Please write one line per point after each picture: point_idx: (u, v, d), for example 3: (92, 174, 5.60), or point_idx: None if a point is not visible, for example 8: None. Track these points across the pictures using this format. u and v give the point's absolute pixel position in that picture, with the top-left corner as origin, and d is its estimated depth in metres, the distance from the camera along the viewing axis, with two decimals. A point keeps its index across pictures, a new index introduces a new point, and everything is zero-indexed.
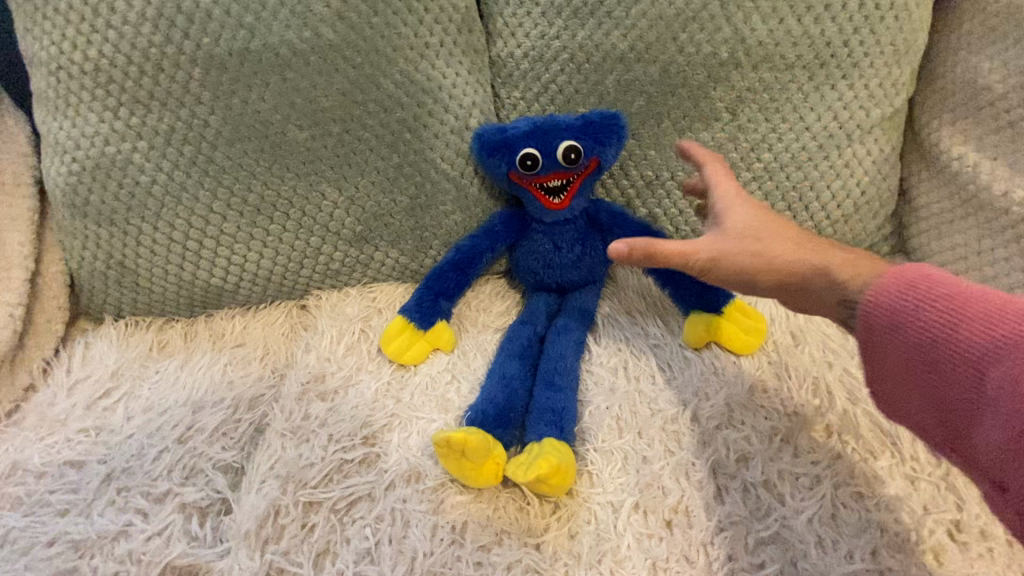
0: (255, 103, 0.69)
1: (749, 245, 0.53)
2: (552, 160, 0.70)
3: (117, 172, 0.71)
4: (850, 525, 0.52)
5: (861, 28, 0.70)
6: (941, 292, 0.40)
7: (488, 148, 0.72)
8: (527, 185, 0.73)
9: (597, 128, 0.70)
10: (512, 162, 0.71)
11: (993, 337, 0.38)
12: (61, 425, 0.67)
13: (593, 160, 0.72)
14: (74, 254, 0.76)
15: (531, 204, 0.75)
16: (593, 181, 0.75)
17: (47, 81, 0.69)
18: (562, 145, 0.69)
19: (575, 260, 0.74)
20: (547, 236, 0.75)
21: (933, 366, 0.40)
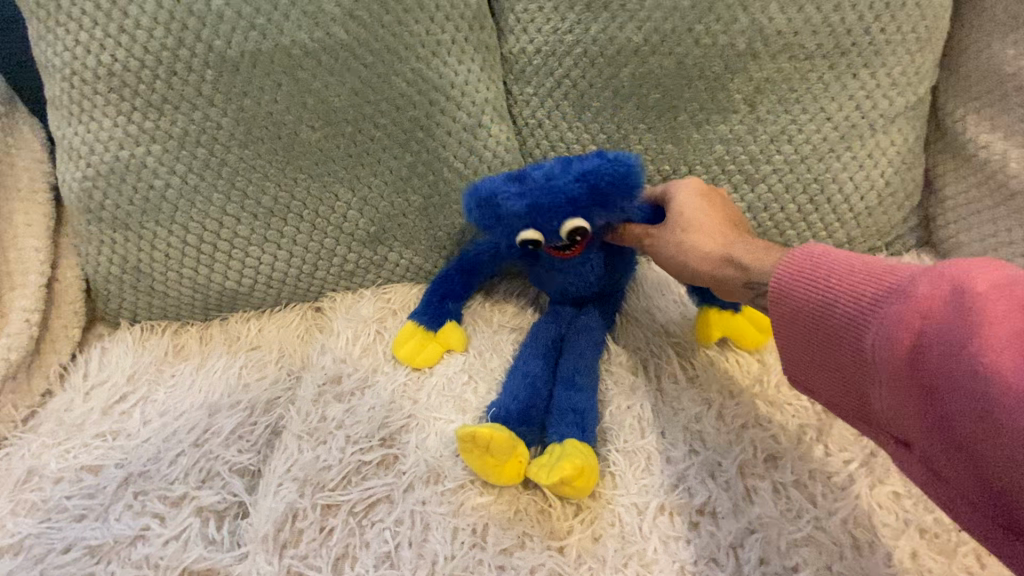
0: (268, 104, 0.69)
1: (682, 228, 0.58)
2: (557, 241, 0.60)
3: (131, 176, 0.71)
4: (887, 526, 0.50)
5: (883, 15, 0.68)
6: (820, 271, 0.44)
7: (480, 221, 0.61)
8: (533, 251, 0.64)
9: (606, 195, 0.58)
10: (511, 241, 0.62)
11: (861, 302, 0.41)
12: (77, 430, 0.67)
13: (602, 219, 0.61)
14: (90, 259, 0.76)
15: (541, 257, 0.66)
16: (608, 228, 0.63)
17: (61, 86, 0.70)
18: (564, 229, 0.59)
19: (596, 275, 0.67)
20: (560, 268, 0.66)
21: (826, 339, 0.44)
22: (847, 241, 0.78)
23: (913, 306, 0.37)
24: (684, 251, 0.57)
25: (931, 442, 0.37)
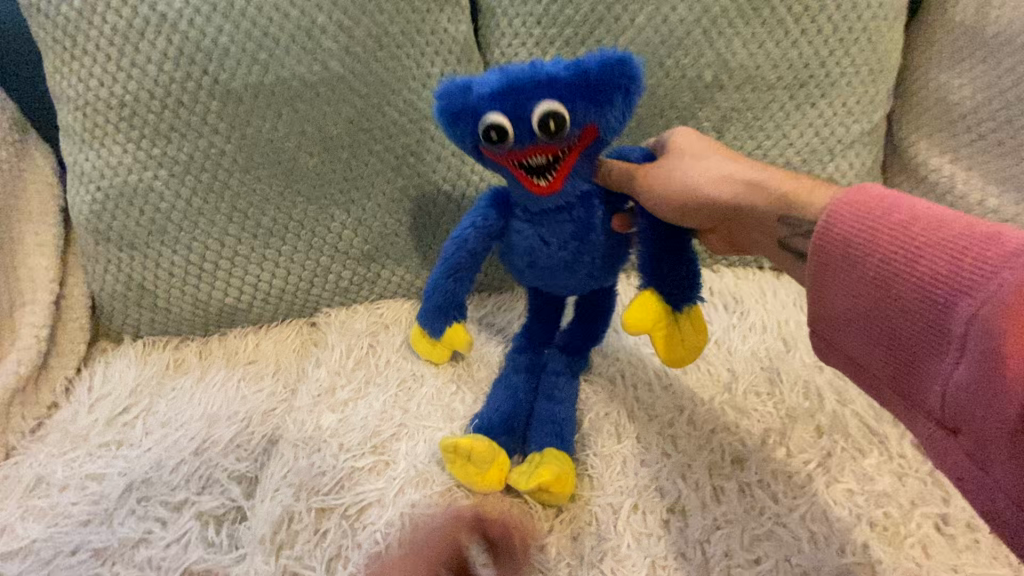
0: (269, 132, 0.74)
1: (699, 164, 0.57)
2: (528, 133, 0.55)
3: (139, 199, 0.75)
4: (842, 520, 0.54)
5: (837, 50, 0.74)
6: (901, 218, 0.39)
7: (454, 112, 0.56)
8: (503, 164, 0.60)
9: (595, 87, 0.54)
10: (477, 133, 0.56)
11: (953, 262, 0.37)
12: (83, 440, 0.70)
13: (588, 127, 0.57)
14: (97, 277, 0.80)
15: (514, 187, 0.62)
16: (591, 157, 0.60)
17: (74, 115, 0.74)
18: (541, 110, 0.54)
19: (570, 258, 0.62)
20: (537, 227, 0.62)
21: (894, 300, 0.39)
22: None
23: None
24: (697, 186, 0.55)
25: (1001, 428, 0.34)
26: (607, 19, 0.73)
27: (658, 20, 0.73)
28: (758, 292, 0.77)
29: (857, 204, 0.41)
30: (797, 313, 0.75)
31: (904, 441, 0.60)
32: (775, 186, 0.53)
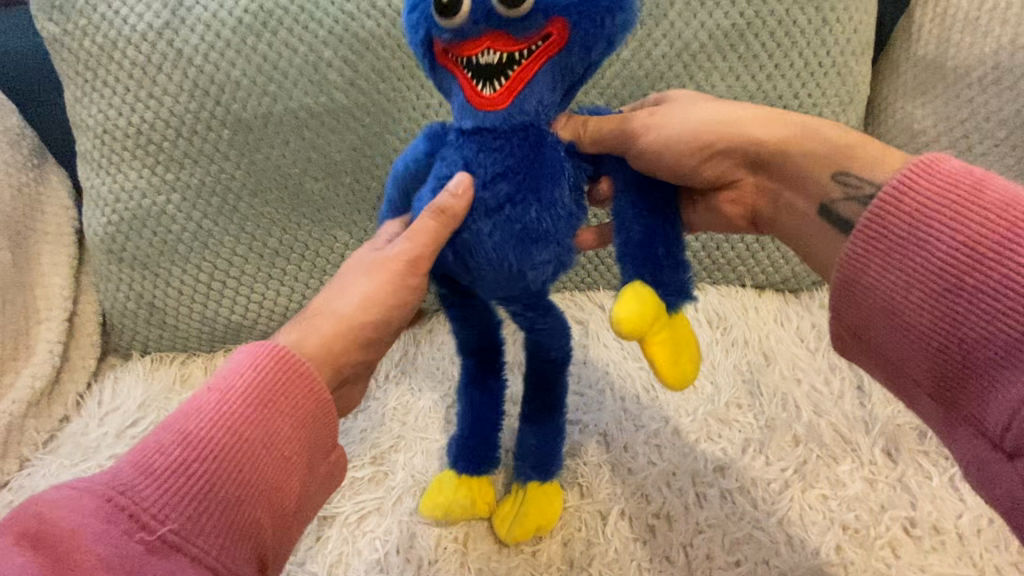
0: (276, 159, 0.78)
1: (728, 110, 0.52)
2: (484, 5, 0.42)
3: (152, 221, 0.80)
4: (816, 524, 0.58)
5: (808, 83, 0.80)
6: (988, 199, 0.39)
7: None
8: (452, 66, 0.47)
9: None
10: (429, 11, 0.44)
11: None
12: (94, 452, 0.73)
13: (558, 29, 0.44)
14: (108, 296, 0.83)
15: (456, 105, 0.48)
16: (561, 70, 0.46)
17: (92, 142, 0.79)
18: None
19: (496, 206, 0.46)
20: (471, 153, 0.47)
21: (955, 296, 0.38)
22: (792, 275, 0.83)
23: None
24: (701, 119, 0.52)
25: None
26: None
27: (641, 55, 0.78)
28: (740, 308, 0.81)
29: (926, 189, 0.40)
30: (777, 328, 0.79)
31: (876, 449, 0.63)
32: (779, 121, 0.52)
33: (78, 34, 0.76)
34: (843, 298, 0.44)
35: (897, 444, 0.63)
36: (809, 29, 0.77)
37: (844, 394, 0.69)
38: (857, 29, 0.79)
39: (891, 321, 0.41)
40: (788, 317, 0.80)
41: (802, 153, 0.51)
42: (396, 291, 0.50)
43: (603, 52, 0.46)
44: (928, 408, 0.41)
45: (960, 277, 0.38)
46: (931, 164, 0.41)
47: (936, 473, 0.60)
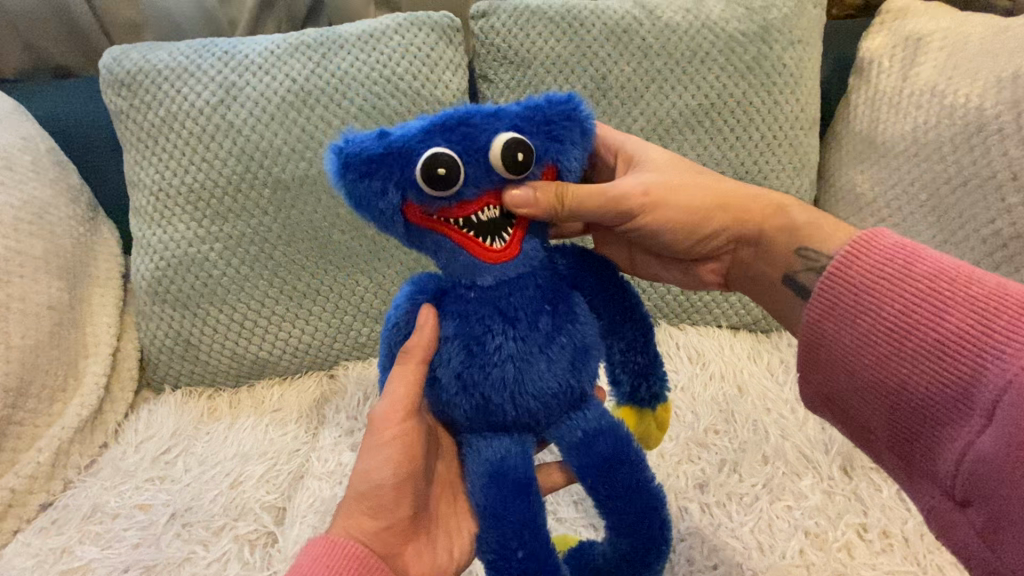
0: (309, 214, 0.90)
1: (696, 179, 0.59)
2: (486, 168, 0.46)
3: (195, 267, 0.90)
4: (782, 531, 0.67)
5: (765, 152, 0.93)
6: (924, 268, 0.44)
7: (371, 177, 0.46)
8: (436, 225, 0.49)
9: (549, 121, 0.49)
10: (415, 180, 0.46)
11: (967, 324, 0.41)
12: (131, 475, 0.81)
13: (547, 168, 0.50)
14: (149, 333, 0.93)
15: (456, 263, 0.50)
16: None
17: (147, 199, 0.90)
18: (499, 140, 0.46)
19: (546, 339, 0.48)
20: (490, 300, 0.49)
21: (903, 359, 0.43)
22: (762, 316, 0.93)
23: None
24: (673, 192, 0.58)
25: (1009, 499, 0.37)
26: None
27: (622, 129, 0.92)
28: (717, 346, 0.91)
29: (867, 255, 0.46)
30: (750, 363, 0.88)
31: (833, 466, 0.73)
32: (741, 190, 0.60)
33: (144, 108, 0.89)
34: (810, 354, 0.48)
35: (852, 462, 0.73)
36: (764, 109, 0.92)
37: (807, 421, 0.78)
38: (804, 108, 0.94)
39: (849, 378, 0.46)
40: (760, 354, 0.90)
41: (770, 233, 0.58)
42: (388, 443, 0.52)
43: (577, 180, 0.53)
44: (892, 461, 0.45)
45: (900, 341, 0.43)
46: (871, 237, 0.47)
47: (886, 486, 0.71)
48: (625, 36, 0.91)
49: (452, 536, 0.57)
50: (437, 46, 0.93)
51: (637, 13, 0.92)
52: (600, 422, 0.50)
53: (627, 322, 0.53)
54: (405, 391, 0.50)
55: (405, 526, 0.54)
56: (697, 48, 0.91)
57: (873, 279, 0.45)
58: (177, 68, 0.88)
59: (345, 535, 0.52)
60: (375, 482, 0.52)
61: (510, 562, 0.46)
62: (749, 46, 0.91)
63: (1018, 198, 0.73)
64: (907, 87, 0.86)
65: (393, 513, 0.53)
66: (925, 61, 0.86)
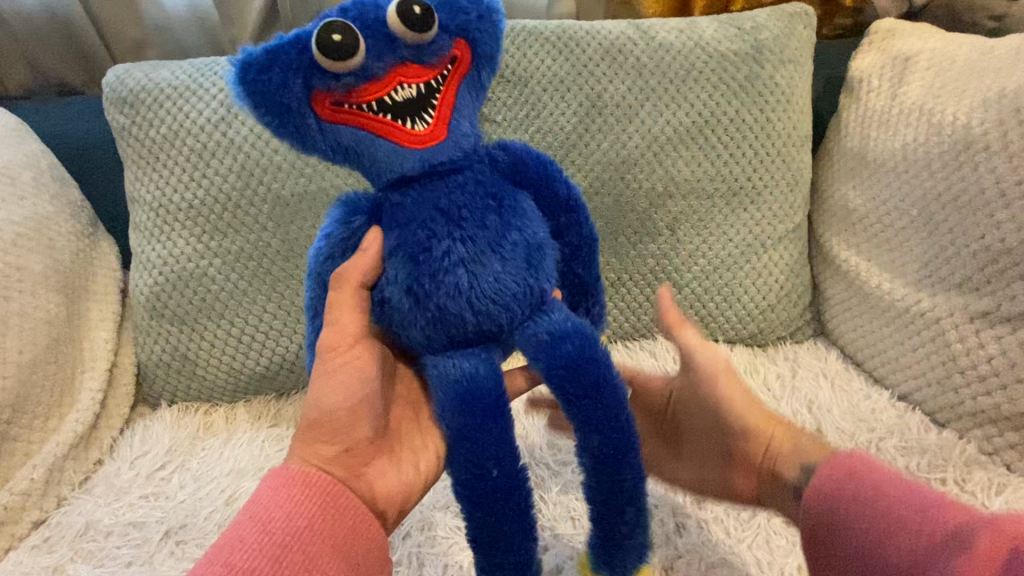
0: (308, 229, 0.91)
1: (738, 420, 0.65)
2: (387, 40, 0.50)
3: (194, 282, 0.90)
4: (780, 547, 0.67)
5: (759, 169, 0.95)
6: (886, 474, 0.47)
7: (272, 72, 0.50)
8: (349, 114, 0.52)
9: (454, 2, 0.53)
10: (315, 61, 0.50)
11: (920, 522, 0.43)
12: (125, 492, 0.80)
13: (458, 45, 0.53)
14: (146, 349, 0.93)
15: (380, 153, 0.53)
16: (472, 89, 0.55)
17: (147, 214, 0.91)
18: (394, 8, 0.49)
19: (496, 240, 0.51)
20: (431, 201, 0.52)
21: (868, 559, 0.44)
22: (757, 331, 0.97)
23: (977, 535, 0.39)
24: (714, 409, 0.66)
25: None
26: (579, 145, 0.94)
27: (618, 146, 0.93)
28: None
29: (838, 462, 0.50)
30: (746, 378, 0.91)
31: None
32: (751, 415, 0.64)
33: (145, 125, 0.90)
34: None
35: None
36: (757, 126, 0.94)
37: None
38: (796, 125, 0.96)
39: None
40: (756, 368, 0.93)
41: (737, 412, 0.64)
42: (341, 370, 0.55)
43: (489, 67, 0.56)
44: None
45: (889, 530, 0.44)
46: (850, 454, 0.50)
47: None
48: (619, 55, 0.93)
49: (416, 452, 0.60)
50: None
51: (630, 33, 0.95)
52: (564, 325, 0.51)
53: (572, 229, 0.57)
54: (353, 317, 0.54)
55: (367, 446, 0.57)
56: (690, 67, 0.93)
57: (843, 498, 0.48)
58: (179, 86, 0.90)
59: (305, 461, 0.54)
60: (333, 410, 0.55)
61: (485, 479, 0.49)
62: (741, 66, 0.93)
63: (1007, 214, 0.73)
64: (896, 105, 0.88)
65: (351, 435, 0.56)
66: (912, 80, 0.87)
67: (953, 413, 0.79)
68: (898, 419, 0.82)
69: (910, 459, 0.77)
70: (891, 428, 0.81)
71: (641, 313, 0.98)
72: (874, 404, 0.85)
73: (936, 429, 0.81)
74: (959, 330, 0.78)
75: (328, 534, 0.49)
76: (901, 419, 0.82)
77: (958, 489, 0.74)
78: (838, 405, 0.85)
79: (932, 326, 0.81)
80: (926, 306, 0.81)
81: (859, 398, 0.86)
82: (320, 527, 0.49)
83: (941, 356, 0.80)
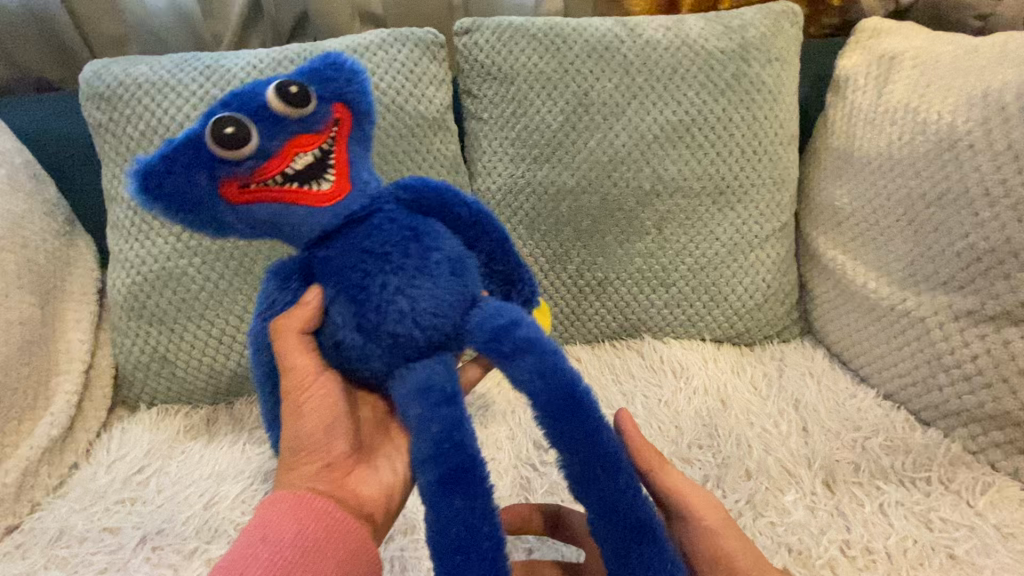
0: None
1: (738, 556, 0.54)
2: (274, 119, 0.49)
3: (173, 282, 0.88)
4: (765, 548, 0.68)
5: (745, 168, 0.94)
6: None
7: (172, 174, 0.48)
8: (259, 194, 0.51)
9: (323, 70, 0.53)
10: (213, 156, 0.49)
11: None
12: (100, 497, 0.78)
13: (340, 106, 0.53)
14: (124, 350, 0.91)
15: (298, 219, 0.52)
16: (361, 141, 0.55)
17: (125, 213, 0.89)
18: (272, 90, 0.49)
19: (421, 260, 0.51)
20: (354, 246, 0.52)
21: None
22: (745, 330, 0.97)
23: None
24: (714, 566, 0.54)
25: None
26: (566, 143, 0.93)
27: (605, 144, 0.93)
28: (700, 359, 0.93)
29: None
30: (733, 377, 0.91)
31: (816, 480, 0.75)
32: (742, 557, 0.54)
33: (124, 122, 0.88)
34: None
35: (834, 477, 0.76)
36: (743, 124, 0.93)
37: (790, 434, 0.81)
38: (783, 124, 0.95)
39: None
40: (743, 367, 0.93)
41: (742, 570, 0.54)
42: (304, 405, 0.54)
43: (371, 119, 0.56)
44: None
45: None
46: None
47: (868, 501, 0.73)
48: (606, 53, 0.93)
49: (392, 458, 0.60)
50: (421, 62, 0.93)
51: (618, 30, 0.94)
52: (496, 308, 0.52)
53: (481, 239, 0.57)
54: (306, 357, 0.53)
55: (347, 460, 0.57)
56: (677, 65, 0.93)
57: None
58: (158, 81, 0.88)
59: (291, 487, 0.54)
60: (305, 435, 0.55)
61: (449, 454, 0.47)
62: (728, 64, 0.93)
63: (991, 213, 0.73)
64: (882, 104, 0.88)
65: (329, 451, 0.56)
66: (898, 79, 0.87)
67: (938, 412, 0.79)
68: (884, 418, 0.82)
69: (895, 459, 0.77)
70: (877, 427, 0.81)
71: (628, 312, 0.97)
72: (860, 403, 0.85)
73: (921, 428, 0.81)
74: (944, 329, 0.78)
75: (329, 547, 0.50)
76: (887, 417, 0.82)
77: (942, 489, 0.74)
78: (824, 403, 0.85)
79: (917, 325, 0.81)
80: (912, 305, 0.81)
81: (845, 397, 0.86)
82: (322, 540, 0.50)
83: (927, 355, 0.80)
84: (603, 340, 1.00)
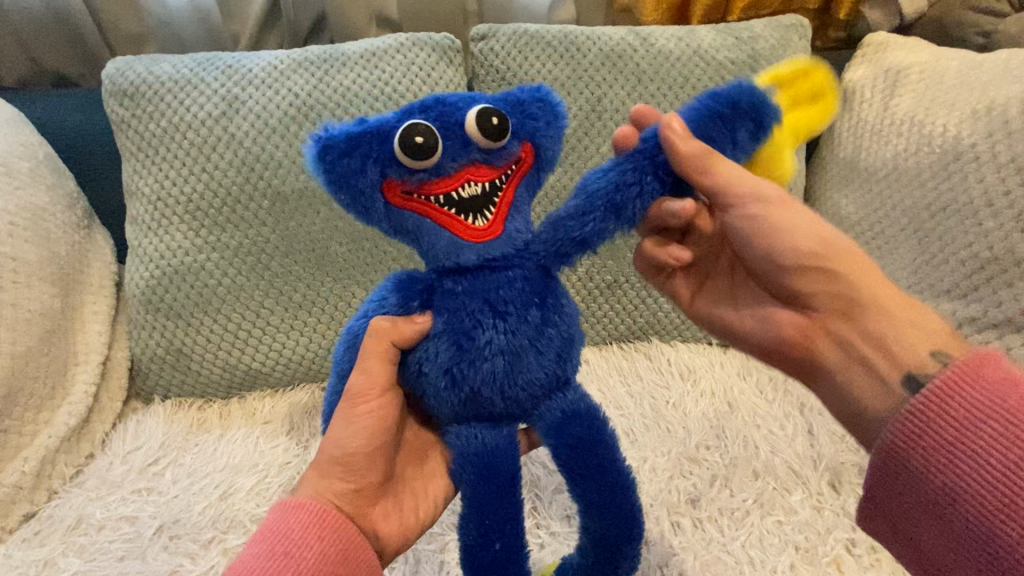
0: (307, 227, 0.90)
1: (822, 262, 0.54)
2: (463, 141, 0.50)
3: (192, 277, 0.90)
4: (772, 545, 0.72)
5: None
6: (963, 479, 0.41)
7: (351, 156, 0.49)
8: (415, 204, 0.51)
9: (526, 107, 0.53)
10: (395, 154, 0.50)
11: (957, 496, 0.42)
12: (117, 487, 0.79)
13: (527, 146, 0.53)
14: (141, 343, 0.92)
15: (440, 243, 0.52)
16: (530, 187, 0.55)
17: (145, 207, 0.91)
18: (477, 112, 0.50)
19: (534, 331, 0.49)
20: (480, 291, 0.50)
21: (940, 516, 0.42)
22: None
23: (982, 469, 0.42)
24: (725, 326, 0.61)
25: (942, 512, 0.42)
26: (578, 148, 0.95)
27: None
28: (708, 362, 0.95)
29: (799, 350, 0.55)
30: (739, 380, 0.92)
31: (822, 481, 0.78)
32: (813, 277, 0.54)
33: (145, 118, 0.90)
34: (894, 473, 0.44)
35: (839, 478, 0.78)
36: None
37: (795, 437, 0.83)
38: None
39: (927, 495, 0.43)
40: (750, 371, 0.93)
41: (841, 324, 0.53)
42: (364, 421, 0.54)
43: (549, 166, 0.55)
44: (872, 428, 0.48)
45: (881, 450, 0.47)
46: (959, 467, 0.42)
47: None
48: (619, 61, 0.95)
49: (417, 496, 0.60)
50: (438, 67, 0.95)
51: (630, 39, 0.96)
52: (577, 406, 0.52)
53: None
54: (384, 369, 0.53)
55: (374, 489, 0.57)
56: (688, 74, 0.95)
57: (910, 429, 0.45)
58: (181, 80, 0.90)
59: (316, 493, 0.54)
60: (346, 450, 0.55)
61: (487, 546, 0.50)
62: (737, 74, 0.95)
63: (995, 223, 0.75)
64: (888, 118, 0.90)
65: (362, 477, 0.55)
66: (904, 93, 0.90)
67: None
68: None
69: None
70: None
71: (637, 314, 0.99)
72: None
73: None
74: None
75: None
76: None
77: None
78: None
79: None
80: None
81: None
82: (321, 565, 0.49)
83: None
84: (611, 342, 1.00)
